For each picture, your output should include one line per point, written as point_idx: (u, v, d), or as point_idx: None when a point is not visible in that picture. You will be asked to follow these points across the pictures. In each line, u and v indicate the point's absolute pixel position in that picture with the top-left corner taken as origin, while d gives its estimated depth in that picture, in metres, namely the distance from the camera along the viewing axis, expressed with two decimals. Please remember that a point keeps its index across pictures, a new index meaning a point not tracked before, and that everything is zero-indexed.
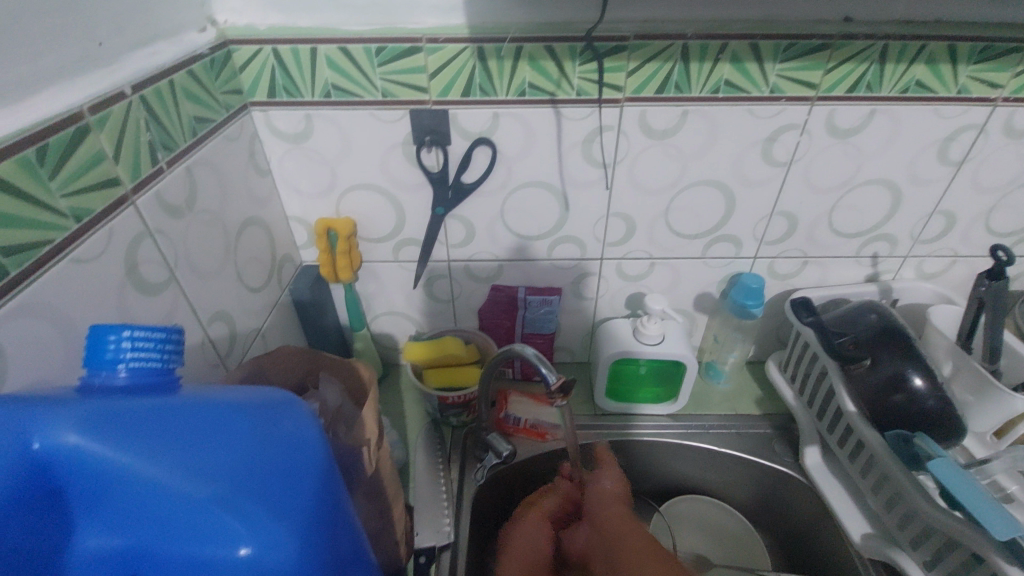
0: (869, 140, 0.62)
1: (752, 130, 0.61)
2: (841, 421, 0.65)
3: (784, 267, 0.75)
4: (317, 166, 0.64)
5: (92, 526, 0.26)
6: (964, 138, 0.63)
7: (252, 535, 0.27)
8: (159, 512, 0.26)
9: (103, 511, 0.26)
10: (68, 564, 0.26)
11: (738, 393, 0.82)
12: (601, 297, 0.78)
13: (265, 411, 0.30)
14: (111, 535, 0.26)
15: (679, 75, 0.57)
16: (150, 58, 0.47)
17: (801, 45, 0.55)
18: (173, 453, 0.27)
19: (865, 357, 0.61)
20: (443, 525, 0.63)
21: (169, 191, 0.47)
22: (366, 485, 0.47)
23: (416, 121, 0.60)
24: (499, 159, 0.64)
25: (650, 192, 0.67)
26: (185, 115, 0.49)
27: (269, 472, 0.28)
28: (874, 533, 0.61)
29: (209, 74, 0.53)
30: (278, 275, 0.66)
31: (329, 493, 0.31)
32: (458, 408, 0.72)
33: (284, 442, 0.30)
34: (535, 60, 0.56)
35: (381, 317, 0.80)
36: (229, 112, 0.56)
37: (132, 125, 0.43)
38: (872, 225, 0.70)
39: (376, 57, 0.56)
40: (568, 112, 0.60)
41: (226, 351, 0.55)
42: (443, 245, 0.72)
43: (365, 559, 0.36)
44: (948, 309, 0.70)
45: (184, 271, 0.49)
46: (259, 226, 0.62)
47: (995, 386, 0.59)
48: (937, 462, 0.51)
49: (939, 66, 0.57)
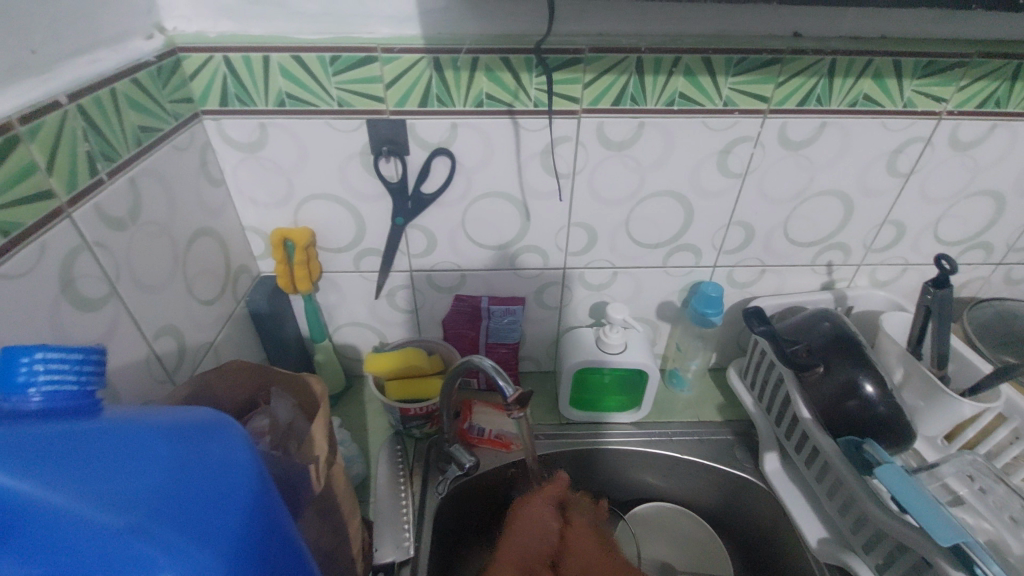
0: (820, 153, 0.64)
1: (707, 142, 0.62)
2: (797, 427, 0.67)
3: (742, 276, 0.76)
4: (273, 175, 0.63)
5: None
6: (912, 150, 0.65)
7: (174, 564, 0.26)
8: (70, 544, 0.25)
9: (6, 545, 0.24)
10: None
11: (700, 400, 0.83)
12: (565, 306, 0.79)
13: (192, 434, 0.30)
14: (16, 572, 0.25)
15: (634, 88, 0.58)
16: (90, 66, 0.45)
17: (753, 59, 0.57)
18: (85, 481, 0.26)
19: (819, 365, 0.63)
20: (403, 540, 0.62)
21: (110, 203, 0.45)
22: (316, 503, 0.46)
23: (373, 131, 0.60)
24: (458, 169, 0.63)
25: (609, 202, 0.67)
26: (129, 124, 0.48)
27: (195, 497, 0.28)
28: (830, 537, 0.62)
29: (156, 82, 0.51)
30: (232, 287, 0.65)
31: (263, 515, 0.30)
32: (419, 420, 0.72)
33: (212, 465, 0.29)
34: (491, 71, 0.56)
35: (343, 328, 0.79)
36: (178, 121, 0.55)
37: (68, 134, 0.41)
38: (826, 234, 0.72)
39: (330, 66, 0.55)
40: (526, 123, 0.60)
41: (174, 367, 0.53)
42: (404, 255, 0.71)
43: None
44: (899, 316, 0.72)
45: (127, 285, 0.47)
46: (211, 237, 0.60)
47: (944, 392, 0.61)
48: (885, 470, 0.52)
49: (885, 81, 0.59)
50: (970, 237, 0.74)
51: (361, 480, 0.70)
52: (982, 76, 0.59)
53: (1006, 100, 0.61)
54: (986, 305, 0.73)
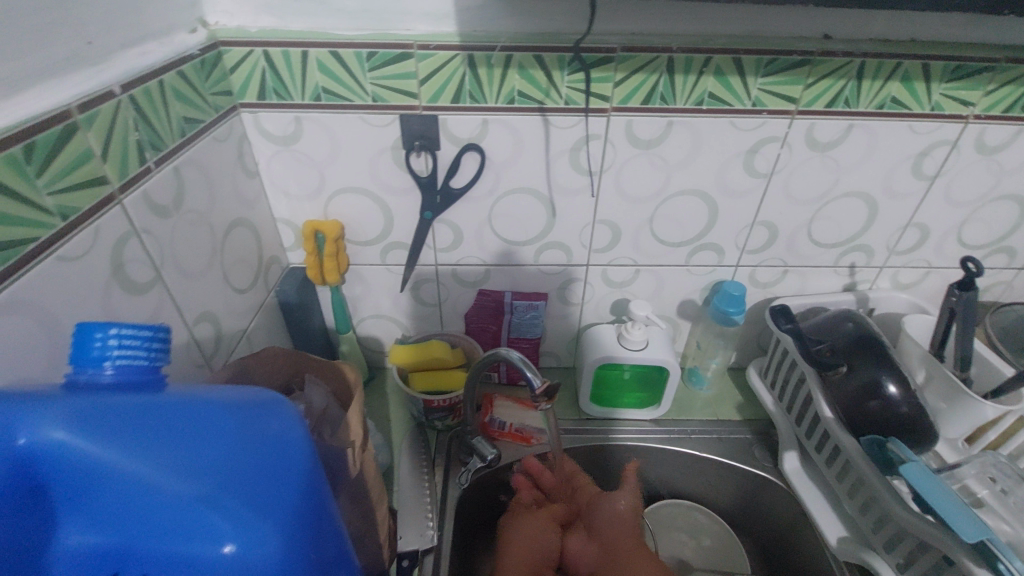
0: (847, 154, 0.64)
1: (734, 142, 0.63)
2: (819, 427, 0.67)
3: (764, 276, 0.77)
4: (306, 168, 0.64)
5: (78, 520, 0.27)
6: (938, 153, 0.65)
7: (237, 534, 0.27)
8: (141, 511, 0.27)
9: (89, 507, 0.26)
10: (54, 554, 0.26)
11: (719, 399, 0.84)
12: (587, 303, 0.79)
13: (252, 411, 0.30)
14: (98, 529, 0.27)
15: (664, 87, 0.58)
16: (139, 58, 0.47)
17: (782, 60, 0.57)
18: (155, 452, 0.27)
19: (842, 364, 0.63)
20: (426, 529, 0.63)
21: (157, 191, 0.47)
22: (350, 487, 0.47)
23: (405, 126, 0.61)
24: (487, 165, 0.64)
25: (636, 200, 0.68)
26: (174, 115, 0.49)
27: (256, 472, 0.28)
28: (850, 537, 0.62)
29: (199, 75, 0.53)
30: (264, 277, 0.66)
31: (317, 492, 0.31)
32: (442, 412, 0.73)
33: (269, 443, 0.30)
34: (524, 68, 0.57)
35: (367, 320, 0.80)
36: (218, 113, 0.56)
37: (121, 123, 0.43)
38: (850, 236, 0.72)
39: (367, 62, 0.57)
40: (555, 120, 0.61)
41: (211, 352, 0.55)
42: (430, 249, 0.72)
43: (349, 556, 0.36)
44: (921, 318, 0.72)
45: (170, 271, 0.49)
46: (246, 227, 0.62)
47: (966, 394, 0.61)
48: (909, 467, 0.53)
49: (913, 84, 0.59)
50: (994, 241, 0.74)
51: (384, 470, 0.71)
52: (1011, 80, 0.59)
53: None
54: (1009, 310, 0.73)
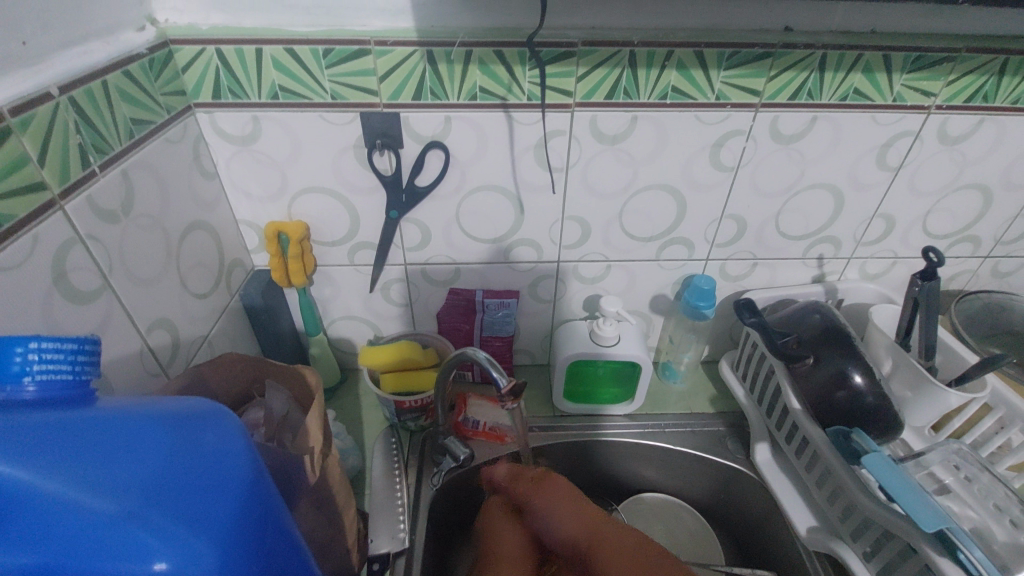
0: (811, 146, 0.65)
1: (699, 136, 0.63)
2: (788, 418, 0.68)
3: (735, 269, 0.77)
4: (266, 169, 0.63)
5: None
6: (901, 144, 0.65)
7: (170, 549, 0.26)
8: (63, 531, 0.25)
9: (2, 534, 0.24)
10: None
11: (693, 392, 0.84)
12: (559, 299, 0.79)
13: (187, 425, 0.30)
14: (11, 557, 0.24)
15: (627, 81, 0.58)
16: (82, 57, 0.45)
17: (744, 53, 0.57)
18: (82, 468, 0.26)
19: (809, 356, 0.63)
20: (399, 531, 0.63)
21: (102, 195, 0.45)
22: (312, 495, 0.46)
23: (366, 124, 0.60)
24: (452, 163, 0.63)
25: (604, 195, 0.67)
26: (121, 116, 0.48)
27: (190, 484, 0.28)
28: (819, 526, 0.63)
29: (148, 74, 0.51)
30: (226, 280, 0.65)
31: (258, 504, 0.31)
32: (416, 413, 0.72)
33: (206, 456, 0.29)
34: (485, 64, 0.56)
35: (338, 322, 0.79)
36: (169, 114, 0.54)
37: (60, 127, 0.41)
38: (817, 228, 0.73)
39: (323, 59, 0.55)
40: (519, 116, 0.60)
41: (168, 360, 0.53)
42: (399, 248, 0.71)
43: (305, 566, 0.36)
44: (888, 308, 0.73)
45: (120, 278, 0.47)
46: (205, 230, 0.60)
47: (931, 382, 0.62)
48: (871, 457, 0.53)
49: (875, 75, 0.59)
50: (958, 230, 0.75)
51: (356, 473, 0.71)
52: (972, 70, 0.60)
53: (994, 95, 0.62)
54: (975, 297, 0.74)
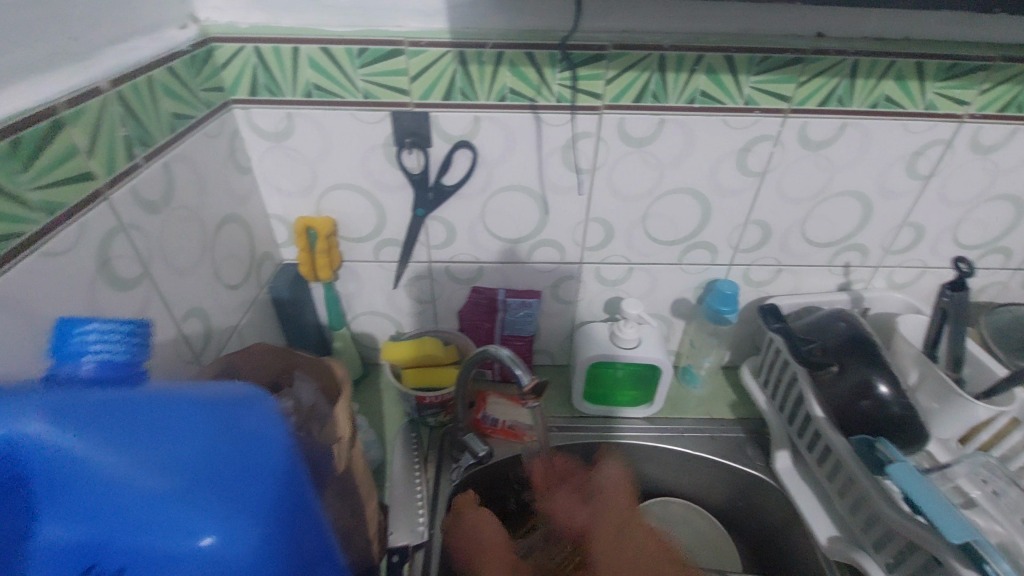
0: (840, 153, 0.64)
1: (727, 140, 0.63)
2: (810, 426, 0.67)
3: (758, 275, 0.76)
4: (298, 165, 0.64)
5: (59, 515, 0.27)
6: (932, 153, 0.65)
7: (214, 527, 0.28)
8: (123, 501, 0.27)
9: (72, 498, 0.27)
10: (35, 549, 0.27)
11: (713, 398, 0.84)
12: (580, 301, 0.79)
13: (227, 408, 0.28)
14: (80, 524, 0.27)
15: (656, 84, 0.58)
16: (129, 54, 0.47)
17: (774, 58, 0.57)
18: (131, 445, 0.27)
19: (834, 364, 0.63)
20: (418, 524, 0.64)
21: (145, 187, 0.47)
22: (337, 484, 0.47)
23: (397, 123, 0.61)
24: (479, 162, 0.64)
25: (628, 198, 0.68)
26: (164, 111, 0.49)
27: (227, 467, 0.28)
28: (840, 536, 0.62)
29: (190, 71, 0.53)
30: (256, 273, 0.67)
31: (295, 490, 0.30)
32: (435, 409, 0.73)
33: (242, 440, 0.28)
34: (515, 66, 0.57)
35: (361, 317, 0.81)
36: (209, 109, 0.56)
37: (108, 120, 0.43)
38: (843, 236, 0.72)
39: (357, 59, 0.57)
40: (547, 117, 0.61)
41: (201, 348, 0.55)
42: (423, 246, 0.72)
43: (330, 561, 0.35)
44: (915, 318, 0.72)
45: (158, 267, 0.49)
46: (238, 223, 0.62)
47: (958, 394, 0.61)
48: (898, 467, 0.53)
49: (907, 83, 0.59)
50: (989, 241, 0.74)
51: (376, 466, 0.72)
52: (1007, 79, 0.59)
53: None
54: (1005, 310, 0.73)
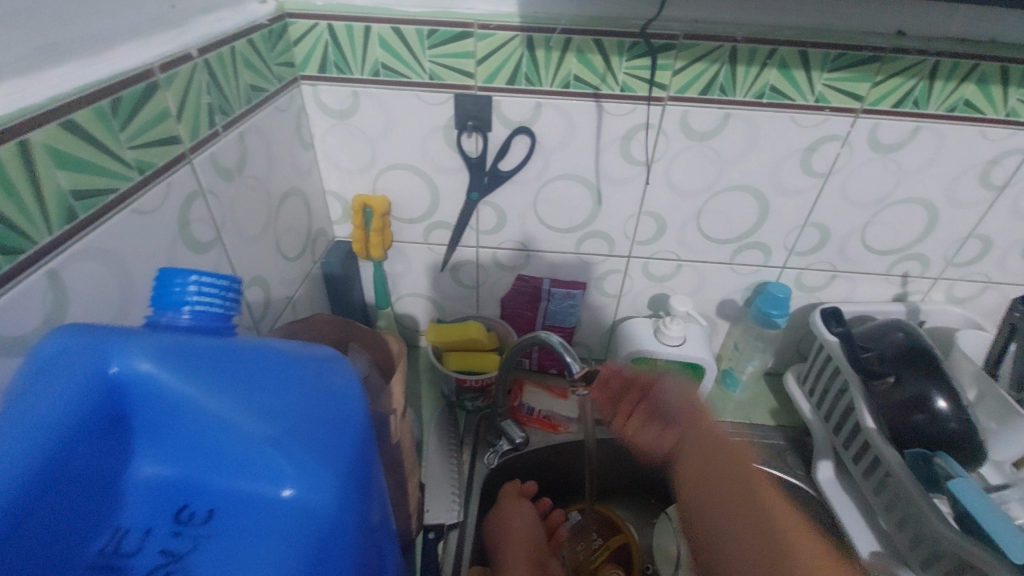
0: (910, 157, 0.62)
1: (792, 138, 0.61)
2: (859, 437, 0.65)
3: (811, 280, 0.75)
4: (358, 143, 0.65)
5: (158, 447, 0.28)
6: (1009, 162, 0.62)
7: (295, 477, 0.27)
8: (215, 443, 0.28)
9: (169, 435, 0.28)
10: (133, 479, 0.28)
11: (753, 403, 0.82)
12: (625, 295, 0.79)
13: (316, 365, 0.30)
14: (176, 461, 0.28)
15: (724, 77, 0.57)
16: (215, 24, 0.48)
17: (850, 55, 0.55)
18: (229, 390, 0.27)
19: (889, 374, 0.61)
20: (453, 504, 0.64)
21: (222, 154, 0.48)
22: (387, 455, 0.48)
23: (459, 106, 0.61)
24: (537, 149, 0.64)
25: (685, 193, 0.67)
26: (243, 83, 0.51)
27: (314, 421, 0.28)
28: (884, 552, 0.61)
29: (267, 45, 0.54)
30: (312, 248, 0.68)
31: (370, 450, 0.30)
32: (474, 392, 0.74)
33: (327, 396, 0.29)
34: (582, 53, 0.57)
35: (406, 298, 0.82)
36: (281, 83, 0.57)
37: (196, 86, 0.44)
38: (905, 244, 0.70)
39: (427, 39, 0.57)
40: (609, 107, 0.60)
41: (261, 315, 0.56)
42: (473, 231, 0.73)
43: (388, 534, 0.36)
44: (975, 334, 0.69)
45: (229, 233, 0.50)
46: (299, 198, 0.63)
47: (1020, 415, 0.59)
48: (961, 483, 0.51)
49: (990, 87, 0.57)
50: None
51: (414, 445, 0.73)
52: None
53: None
54: None
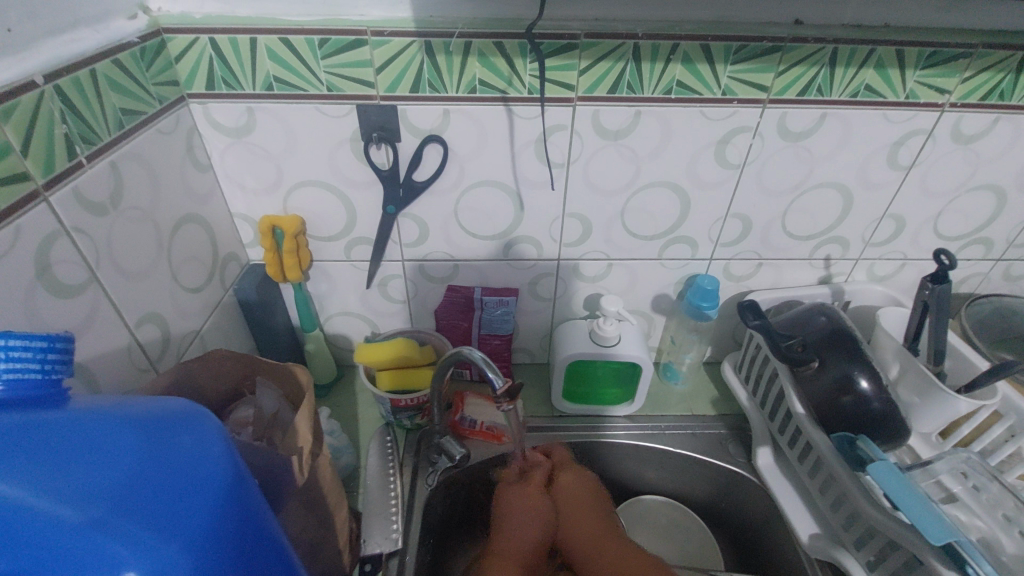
0: (819, 144, 0.63)
1: (705, 132, 0.61)
2: (791, 423, 0.66)
3: (739, 269, 0.75)
4: (261, 161, 0.62)
5: None
6: (913, 143, 0.63)
7: (138, 556, 0.25)
8: (21, 544, 0.24)
9: None
10: None
11: (694, 394, 0.83)
12: (559, 298, 0.78)
13: (159, 426, 0.29)
14: None
15: (631, 75, 0.56)
16: (70, 46, 0.44)
17: (751, 47, 0.55)
18: (52, 471, 0.25)
19: (814, 360, 0.62)
20: (391, 531, 0.62)
21: (89, 187, 0.44)
22: (300, 495, 0.45)
23: (364, 117, 0.58)
24: (451, 157, 0.62)
25: (606, 192, 0.66)
26: (110, 106, 0.46)
27: (164, 488, 0.27)
28: (822, 534, 0.61)
29: (139, 64, 0.50)
30: (220, 275, 0.64)
31: (235, 509, 0.30)
32: (411, 411, 0.71)
33: (181, 458, 0.29)
34: (485, 56, 0.55)
35: (334, 318, 0.78)
36: (162, 104, 0.53)
37: (45, 116, 0.40)
38: (825, 228, 0.71)
39: (319, 49, 0.54)
40: (519, 110, 0.59)
41: (158, 355, 0.53)
42: (396, 244, 0.70)
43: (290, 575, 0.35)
44: (896, 311, 0.71)
45: (108, 272, 0.46)
46: (197, 224, 0.59)
47: (940, 389, 0.60)
48: (877, 466, 0.52)
49: (888, 71, 0.57)
50: (969, 232, 0.73)
51: (350, 472, 0.70)
52: (988, 66, 0.58)
53: (1010, 92, 0.60)
54: (984, 302, 0.73)
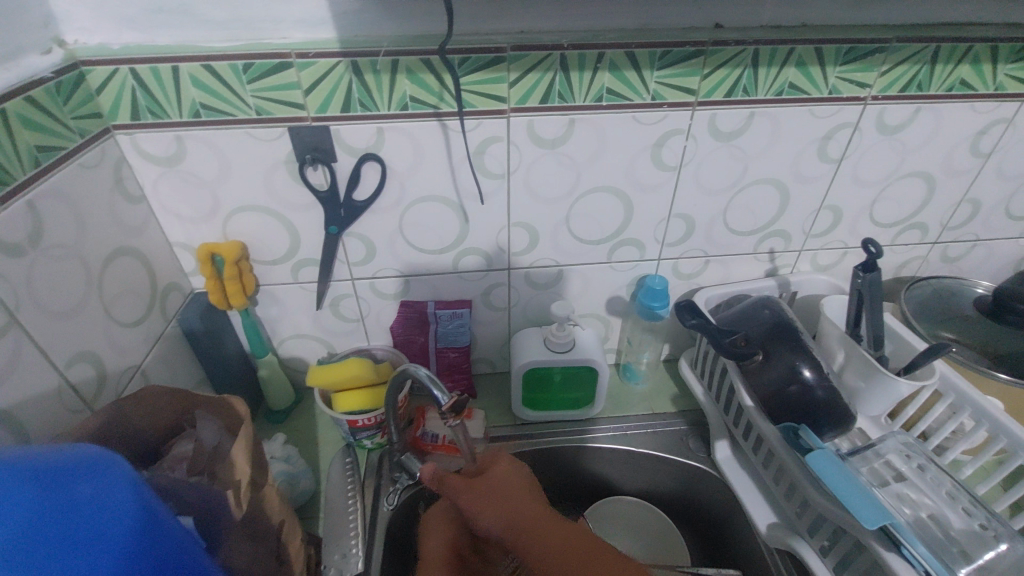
0: (751, 142, 0.64)
1: (639, 136, 0.62)
2: (743, 416, 0.67)
3: (687, 267, 0.77)
4: (195, 189, 0.61)
5: None
6: (841, 136, 0.65)
7: None
8: None
9: None
10: None
11: (655, 393, 0.84)
12: (513, 306, 0.78)
13: (61, 475, 0.28)
14: None
15: (561, 84, 0.57)
16: None
17: (675, 52, 0.56)
18: None
19: (759, 353, 0.63)
20: (350, 551, 0.63)
21: (6, 229, 0.43)
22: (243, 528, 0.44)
23: (296, 139, 0.58)
24: (389, 174, 0.62)
25: (548, 200, 0.66)
26: (24, 144, 0.45)
27: (61, 544, 0.26)
28: (779, 522, 0.62)
29: (56, 99, 0.49)
30: (161, 306, 0.63)
31: (144, 555, 0.29)
32: (371, 430, 0.71)
33: (82, 512, 0.28)
34: (413, 73, 0.55)
35: (288, 341, 0.77)
36: (84, 137, 0.52)
37: None
38: (766, 222, 0.73)
39: (244, 74, 0.53)
40: (453, 124, 0.59)
41: (94, 394, 0.51)
42: (343, 263, 0.69)
43: None
44: (838, 298, 0.73)
45: (31, 314, 0.45)
46: (131, 256, 0.58)
47: (882, 373, 0.62)
48: (816, 454, 0.53)
49: (809, 69, 0.59)
50: (904, 219, 0.76)
51: (310, 496, 0.69)
52: (903, 60, 0.60)
53: (927, 84, 0.62)
54: (924, 284, 0.76)
